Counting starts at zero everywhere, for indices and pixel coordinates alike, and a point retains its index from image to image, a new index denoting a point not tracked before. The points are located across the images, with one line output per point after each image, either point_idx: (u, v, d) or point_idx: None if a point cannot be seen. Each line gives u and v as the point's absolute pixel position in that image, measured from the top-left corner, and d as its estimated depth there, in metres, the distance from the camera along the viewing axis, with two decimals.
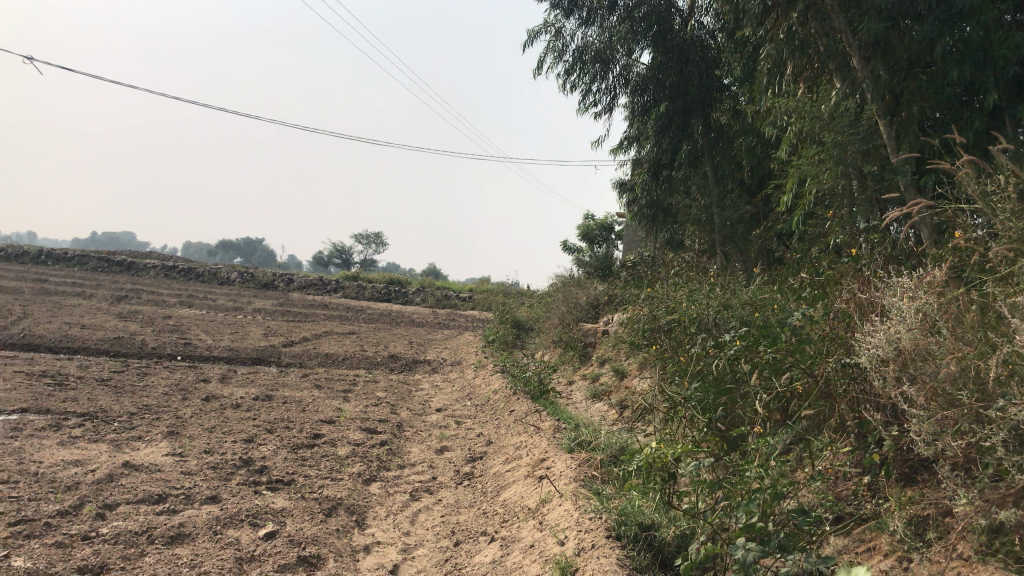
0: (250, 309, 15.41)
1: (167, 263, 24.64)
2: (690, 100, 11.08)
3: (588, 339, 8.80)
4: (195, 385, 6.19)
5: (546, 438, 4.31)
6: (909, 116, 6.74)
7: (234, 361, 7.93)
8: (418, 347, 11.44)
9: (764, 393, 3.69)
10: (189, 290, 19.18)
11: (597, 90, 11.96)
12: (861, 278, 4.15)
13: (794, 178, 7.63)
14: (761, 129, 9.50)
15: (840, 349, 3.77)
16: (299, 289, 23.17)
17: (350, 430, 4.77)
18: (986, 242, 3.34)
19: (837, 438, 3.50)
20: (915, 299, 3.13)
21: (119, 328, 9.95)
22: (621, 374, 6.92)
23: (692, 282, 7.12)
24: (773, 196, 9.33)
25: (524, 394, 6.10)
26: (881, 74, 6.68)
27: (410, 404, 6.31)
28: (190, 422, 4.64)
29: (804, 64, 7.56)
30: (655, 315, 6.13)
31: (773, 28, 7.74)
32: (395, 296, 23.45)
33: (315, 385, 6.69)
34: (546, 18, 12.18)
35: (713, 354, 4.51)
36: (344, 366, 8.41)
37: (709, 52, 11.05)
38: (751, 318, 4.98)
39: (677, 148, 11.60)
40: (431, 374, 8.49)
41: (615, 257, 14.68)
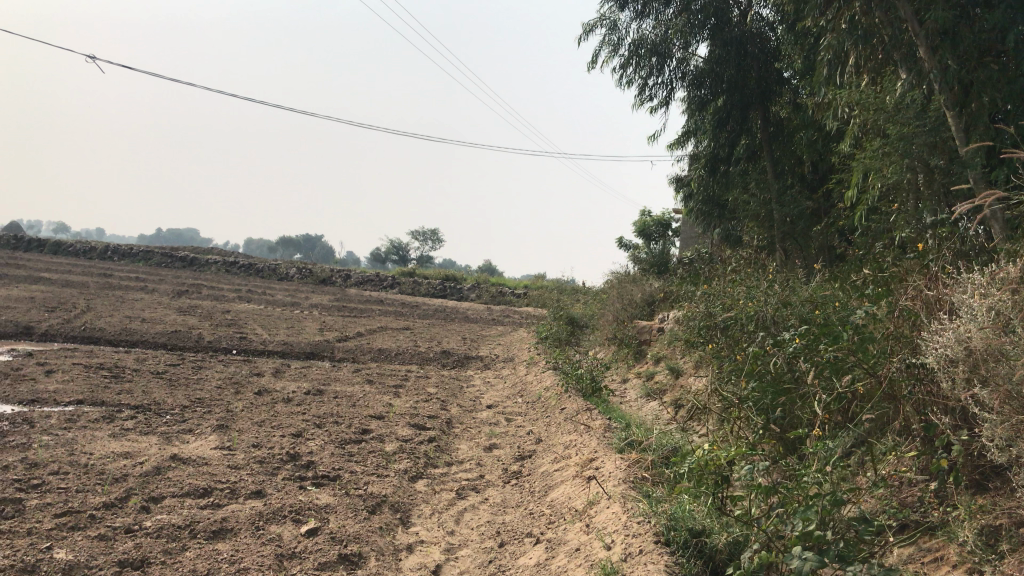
0: (307, 305, 15.56)
1: (227, 259, 25.08)
2: (748, 94, 10.83)
3: (643, 336, 8.65)
4: (249, 379, 6.23)
5: (597, 438, 4.21)
6: (978, 108, 6.49)
7: (288, 356, 7.98)
8: (471, 343, 11.40)
9: (824, 395, 3.55)
10: (247, 285, 19.47)
11: (653, 84, 11.78)
12: (928, 275, 3.97)
13: (857, 172, 7.39)
14: (823, 123, 9.24)
15: (906, 348, 3.61)
16: (355, 284, 23.38)
17: (399, 426, 4.73)
18: None
19: (902, 441, 3.34)
20: (987, 296, 2.95)
21: (178, 322, 10.10)
22: (676, 373, 6.77)
23: (749, 278, 6.94)
24: (835, 191, 9.07)
25: (576, 392, 6.00)
26: (949, 64, 6.45)
27: (461, 401, 6.26)
28: (240, 416, 4.65)
29: (868, 55, 7.32)
30: (711, 312, 5.98)
31: (835, 18, 7.52)
32: (450, 292, 23.48)
33: (366, 380, 6.69)
34: (601, 12, 12.04)
35: (770, 353, 4.36)
36: (397, 361, 8.40)
37: (768, 44, 10.79)
38: (811, 316, 4.81)
39: (735, 142, 11.37)
40: (484, 371, 8.43)
41: (671, 254, 14.45)
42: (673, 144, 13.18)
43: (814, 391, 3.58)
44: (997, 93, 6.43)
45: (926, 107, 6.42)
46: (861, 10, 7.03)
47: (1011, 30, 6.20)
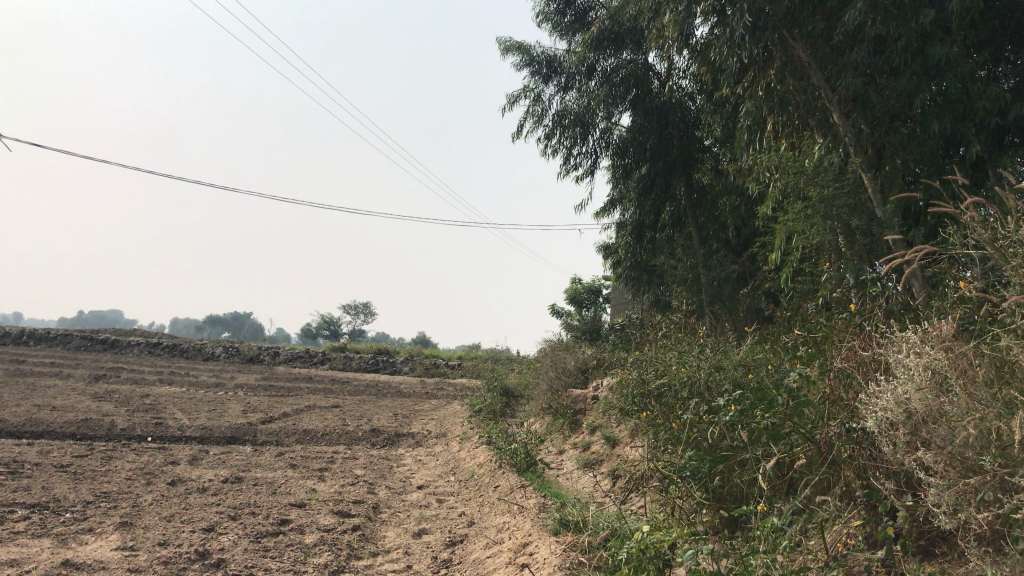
0: (232, 385, 15.00)
1: (151, 341, 24.23)
2: (671, 162, 11.02)
3: (578, 405, 8.49)
4: (162, 469, 5.83)
5: (531, 520, 4.00)
6: (892, 170, 6.66)
7: (208, 442, 7.57)
8: (402, 419, 11.06)
9: (764, 464, 3.42)
10: (171, 367, 18.73)
11: (578, 154, 11.92)
12: (861, 335, 3.95)
13: (780, 235, 7.48)
14: (744, 188, 9.40)
15: (843, 413, 3.52)
16: (284, 362, 22.79)
17: (321, 514, 4.44)
18: (992, 292, 3.13)
19: (845, 509, 3.22)
20: (922, 355, 2.86)
21: (91, 409, 9.55)
22: (612, 443, 6.61)
23: (681, 343, 6.87)
24: (760, 254, 9.20)
25: (510, 468, 5.79)
26: (862, 128, 6.63)
27: (390, 482, 5.97)
28: (148, 510, 4.30)
29: (784, 121, 7.51)
30: (644, 379, 5.85)
31: (750, 86, 7.70)
32: (382, 367, 23.02)
33: (290, 465, 6.35)
34: (526, 83, 12.20)
35: (706, 421, 4.26)
36: (324, 443, 8.06)
37: (688, 113, 11.02)
38: (745, 380, 4.73)
39: (661, 208, 11.52)
40: (415, 449, 8.13)
41: (602, 321, 14.40)
42: (601, 212, 13.28)
43: (753, 461, 3.45)
44: (909, 155, 6.63)
45: (843, 170, 6.56)
46: (776, 78, 7.22)
47: (919, 94, 6.42)
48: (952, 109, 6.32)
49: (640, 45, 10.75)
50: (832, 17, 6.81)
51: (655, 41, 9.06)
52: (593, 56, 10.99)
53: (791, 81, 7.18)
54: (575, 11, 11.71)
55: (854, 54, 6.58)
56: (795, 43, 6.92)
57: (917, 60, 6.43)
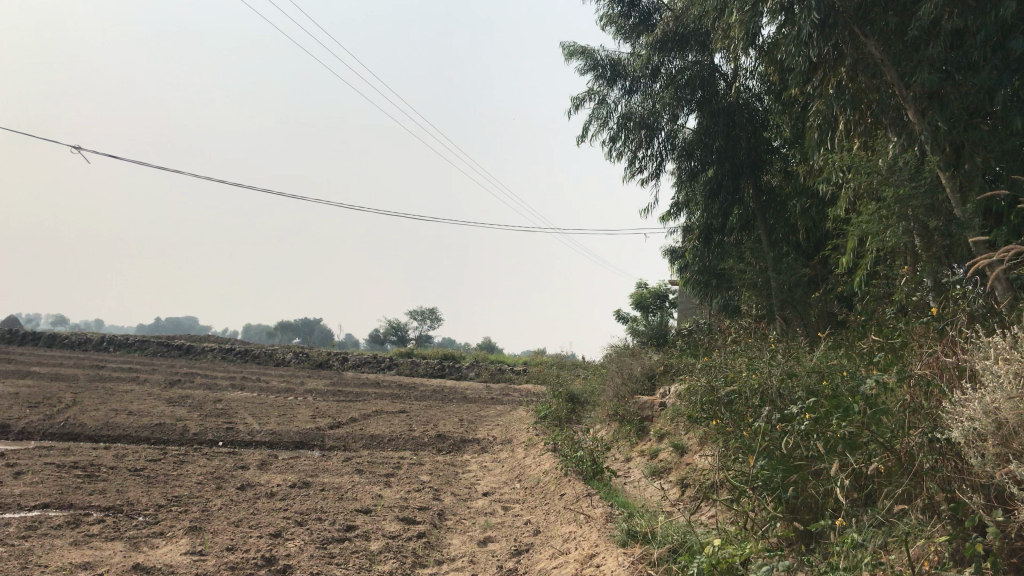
0: (301, 390, 15.23)
1: (224, 346, 24.81)
2: (738, 164, 10.78)
3: (645, 412, 8.35)
4: (232, 473, 5.92)
5: (597, 531, 3.92)
6: (972, 168, 6.41)
7: (277, 447, 7.67)
8: (468, 425, 11.05)
9: (841, 474, 3.30)
10: (242, 372, 19.12)
11: (643, 157, 11.79)
12: (944, 340, 3.78)
13: (853, 237, 7.25)
14: (815, 189, 9.15)
15: (926, 422, 3.36)
16: (352, 367, 23.09)
17: (386, 521, 4.43)
18: None
19: (929, 522, 3.06)
20: (1011, 362, 2.71)
21: (165, 413, 9.78)
22: (680, 451, 6.48)
23: (751, 349, 6.71)
24: (833, 257, 8.94)
25: (576, 476, 5.71)
26: (939, 125, 6.39)
27: (455, 489, 5.95)
28: (216, 515, 4.36)
29: (857, 120, 7.29)
30: (713, 386, 5.72)
31: (821, 85, 7.50)
32: (448, 372, 23.12)
33: (356, 470, 6.38)
34: (590, 86, 12.12)
35: (779, 430, 4.13)
36: (390, 448, 8.09)
37: (756, 114, 10.80)
38: (819, 387, 4.57)
39: (729, 211, 11.30)
40: (480, 455, 8.11)
41: (670, 326, 14.20)
42: (667, 215, 13.07)
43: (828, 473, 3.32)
44: (990, 153, 6.36)
45: (919, 168, 6.32)
46: (847, 75, 7.02)
47: (999, 89, 6.17)
48: None
49: (705, 46, 10.57)
50: (906, 12, 6.59)
51: (721, 42, 8.89)
52: (658, 58, 10.85)
53: (863, 79, 6.97)
54: (640, 13, 11.59)
55: (929, 49, 6.35)
56: (867, 40, 6.72)
57: (998, 54, 6.18)
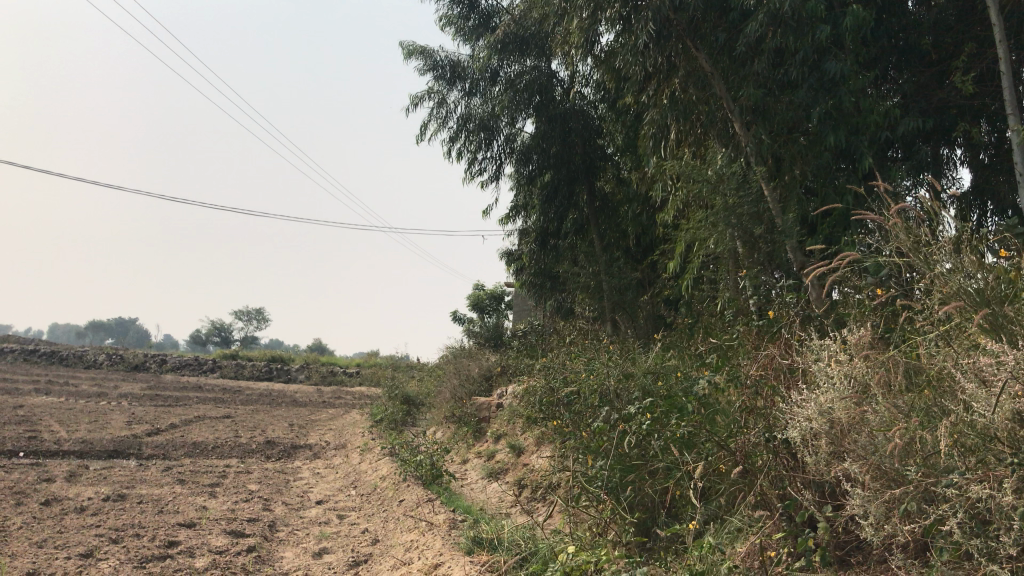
0: (115, 395, 14.21)
1: (26, 348, 22.82)
2: (574, 170, 11.00)
3: (482, 413, 8.33)
4: (35, 487, 5.37)
5: (440, 539, 3.83)
6: (791, 180, 6.80)
7: (87, 456, 7.07)
8: (299, 430, 10.66)
9: (684, 473, 3.37)
10: (48, 375, 17.64)
11: (482, 159, 11.79)
12: (779, 341, 3.95)
13: (681, 243, 7.55)
14: (648, 195, 9.45)
15: (760, 422, 3.48)
16: (172, 370, 21.84)
17: (213, 535, 4.13)
18: (917, 301, 3.14)
19: (762, 517, 3.19)
20: (842, 362, 2.83)
21: None
22: (517, 452, 6.48)
23: (588, 350, 6.83)
24: (661, 262, 9.28)
25: (415, 480, 5.59)
26: (763, 138, 6.72)
27: (287, 498, 5.68)
28: (17, 536, 3.91)
29: (688, 130, 7.58)
30: (552, 387, 5.76)
31: (655, 94, 7.72)
32: (277, 375, 22.32)
33: (178, 480, 5.96)
34: (429, 87, 12.00)
35: (618, 430, 4.21)
36: (215, 456, 7.64)
37: (592, 122, 10.99)
38: (655, 387, 4.66)
39: (564, 216, 11.49)
40: (312, 461, 7.81)
41: (504, 327, 14.32)
42: (505, 218, 13.15)
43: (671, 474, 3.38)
44: (806, 166, 6.76)
45: (745, 178, 6.63)
46: (680, 87, 7.24)
47: (815, 107, 6.57)
48: (846, 122, 6.50)
49: (543, 52, 10.73)
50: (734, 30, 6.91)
51: (561, 47, 9.02)
52: (497, 61, 10.91)
53: (694, 91, 7.25)
54: (479, 15, 11.60)
55: (755, 65, 6.67)
56: (698, 53, 6.97)
57: (815, 73, 6.57)
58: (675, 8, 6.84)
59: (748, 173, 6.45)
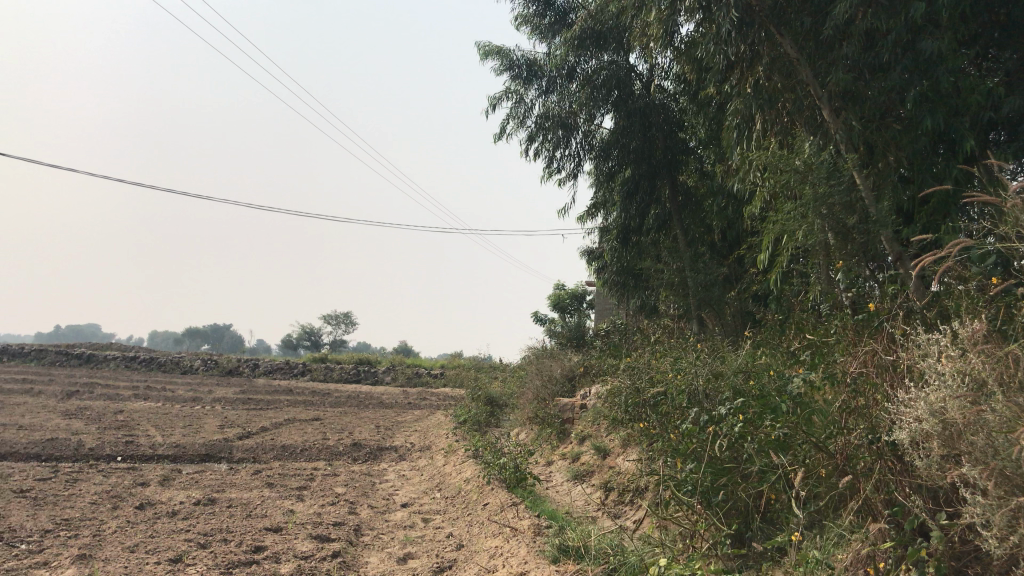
0: (210, 399, 14.62)
1: (128, 354, 23.76)
2: (655, 164, 10.78)
3: (566, 414, 8.21)
4: (130, 491, 5.51)
5: (524, 546, 3.74)
6: (885, 167, 6.49)
7: (181, 460, 7.24)
8: (384, 432, 10.74)
9: (783, 477, 3.22)
10: (147, 381, 18.29)
11: (561, 157, 11.68)
12: (881, 337, 3.74)
13: (769, 236, 7.29)
14: (732, 188, 9.17)
15: (864, 424, 3.30)
16: (264, 374, 22.38)
17: (298, 540, 4.14)
18: None
19: (866, 525, 3.01)
20: (955, 359, 2.64)
21: (60, 427, 9.18)
22: (603, 454, 6.34)
23: (673, 349, 6.65)
24: (748, 256, 9.00)
25: (499, 483, 5.51)
26: (853, 125, 6.43)
27: (372, 501, 5.68)
28: (110, 540, 3.99)
29: (773, 119, 7.32)
30: (637, 387, 5.61)
31: (738, 84, 7.49)
32: (364, 377, 22.64)
33: (267, 484, 6.04)
34: (507, 86, 11.96)
35: (709, 432, 4.05)
36: (303, 458, 7.74)
37: (672, 115, 10.76)
38: (745, 386, 4.46)
39: (646, 212, 11.29)
40: (398, 464, 7.83)
41: (587, 326, 14.15)
42: (585, 216, 13.00)
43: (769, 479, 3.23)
44: (901, 152, 6.43)
45: (835, 167, 6.35)
46: (764, 75, 7.00)
47: (910, 89, 6.24)
48: (944, 105, 6.16)
49: (621, 46, 10.55)
50: (820, 12, 6.63)
51: (639, 40, 8.84)
52: (574, 57, 10.79)
53: (779, 78, 6.99)
54: (555, 12, 11.44)
55: (843, 49, 6.39)
56: (782, 39, 6.73)
57: (908, 55, 6.26)
58: None
59: (839, 162, 6.17)
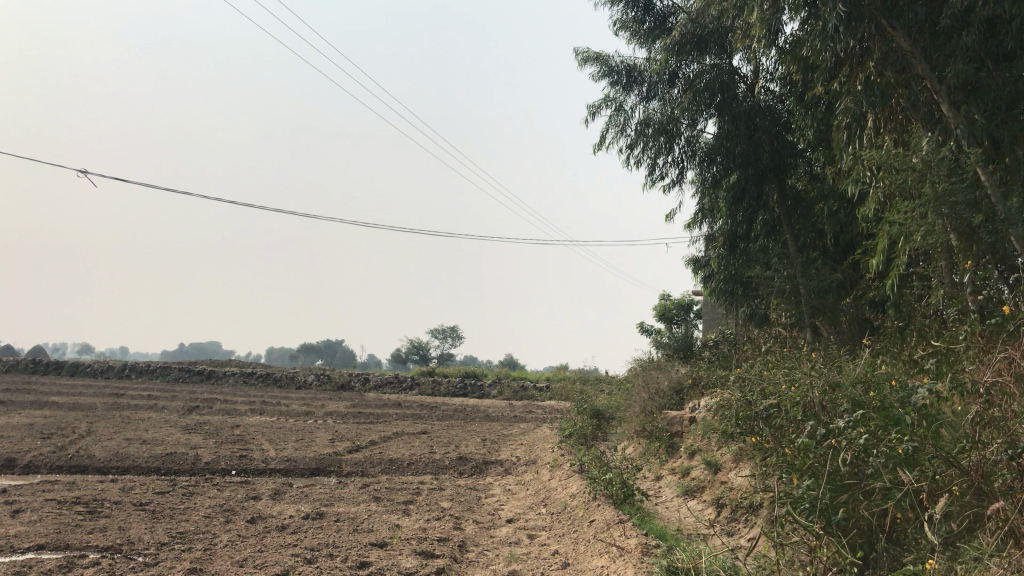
0: (322, 413, 14.96)
1: (246, 370, 24.66)
2: (762, 168, 10.44)
3: (675, 428, 7.99)
4: (242, 505, 5.63)
5: (632, 567, 3.60)
6: (1012, 163, 6.05)
7: (292, 474, 7.39)
8: (491, 445, 10.72)
9: (916, 490, 3.06)
10: (263, 396, 18.88)
11: (663, 164, 11.46)
12: (1017, 345, 3.48)
13: (885, 239, 6.92)
14: (844, 190, 8.76)
15: (1002, 438, 3.11)
16: (374, 388, 22.79)
17: (403, 556, 4.12)
18: None
19: (1008, 549, 2.82)
20: None
21: (180, 441, 9.53)
22: (713, 469, 6.12)
23: (785, 359, 6.37)
24: (863, 260, 8.58)
25: (606, 500, 5.38)
26: (976, 118, 6.03)
27: (478, 516, 5.64)
28: (221, 554, 4.07)
29: (887, 116, 6.96)
30: (749, 399, 5.38)
31: (848, 81, 7.15)
32: (471, 391, 22.77)
33: (374, 498, 6.08)
34: (607, 94, 11.83)
35: (826, 445, 3.84)
36: (410, 472, 7.79)
37: (779, 118, 10.40)
38: (867, 398, 4.19)
39: (753, 218, 10.96)
40: (504, 478, 7.78)
41: (695, 337, 13.80)
42: (690, 223, 12.70)
43: (903, 494, 3.07)
44: None
45: (956, 164, 5.98)
46: (875, 70, 6.67)
47: None
48: None
49: (724, 48, 10.28)
50: (936, 2, 6.28)
51: (741, 41, 8.58)
52: (675, 62, 10.55)
53: (892, 73, 6.65)
54: (655, 17, 11.29)
55: (962, 39, 6.00)
56: (894, 32, 6.39)
57: None
58: None
59: (961, 158, 5.80)
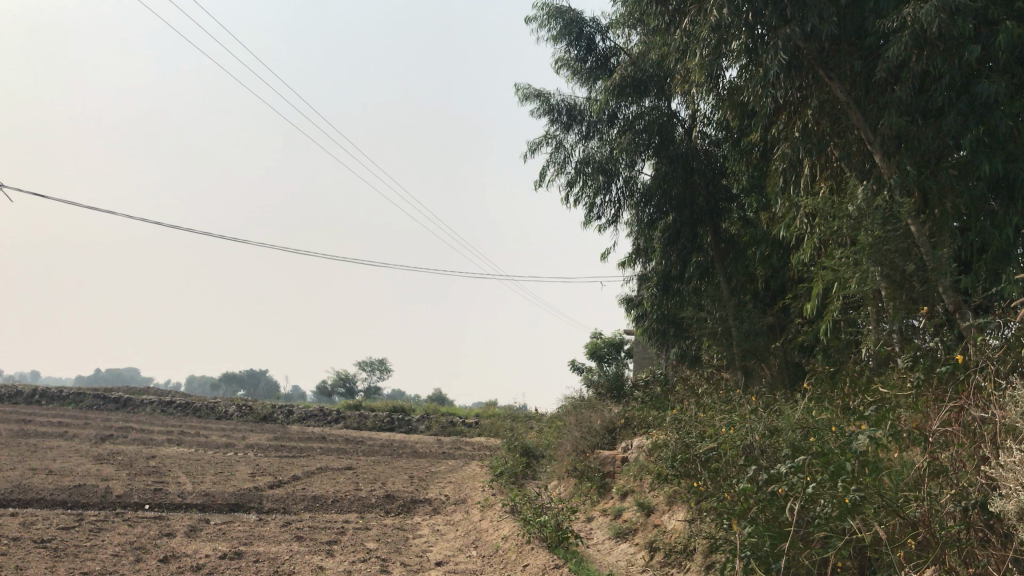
0: (243, 445, 14.45)
1: (165, 398, 23.78)
2: (698, 211, 10.62)
3: (607, 468, 7.88)
4: (154, 543, 5.30)
5: None
6: (941, 215, 6.16)
7: (208, 510, 7.03)
8: (418, 483, 10.45)
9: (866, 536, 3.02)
10: (182, 426, 18.17)
11: (601, 203, 11.48)
12: (959, 396, 3.47)
13: (818, 285, 6.99)
14: (778, 235, 8.85)
15: (951, 491, 3.08)
16: (299, 420, 22.20)
17: None
18: None
19: None
20: None
21: (89, 473, 9.01)
22: (647, 511, 6.01)
23: (720, 402, 6.33)
24: (793, 305, 8.68)
25: (540, 543, 5.23)
26: (908, 170, 6.13)
27: (405, 558, 5.41)
28: None
29: (822, 163, 7.05)
30: (686, 442, 5.31)
31: (785, 127, 7.21)
32: (398, 425, 22.37)
33: (296, 537, 5.80)
34: (547, 131, 11.84)
35: (766, 490, 3.77)
36: (334, 510, 7.50)
37: (715, 162, 10.54)
38: (806, 443, 4.13)
39: (687, 259, 11.05)
40: (432, 517, 7.55)
41: (626, 376, 13.78)
42: (625, 262, 12.74)
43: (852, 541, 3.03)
44: (958, 198, 6.09)
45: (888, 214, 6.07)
46: (812, 118, 6.76)
47: (965, 133, 5.94)
48: (1003, 150, 5.82)
49: (663, 92, 10.39)
50: (871, 56, 6.40)
51: (681, 85, 8.65)
52: (615, 103, 10.62)
53: (828, 122, 6.74)
54: (597, 57, 11.36)
55: (896, 92, 6.12)
56: (831, 82, 6.48)
57: (963, 98, 5.95)
58: (806, 37, 6.39)
59: (894, 207, 5.87)
